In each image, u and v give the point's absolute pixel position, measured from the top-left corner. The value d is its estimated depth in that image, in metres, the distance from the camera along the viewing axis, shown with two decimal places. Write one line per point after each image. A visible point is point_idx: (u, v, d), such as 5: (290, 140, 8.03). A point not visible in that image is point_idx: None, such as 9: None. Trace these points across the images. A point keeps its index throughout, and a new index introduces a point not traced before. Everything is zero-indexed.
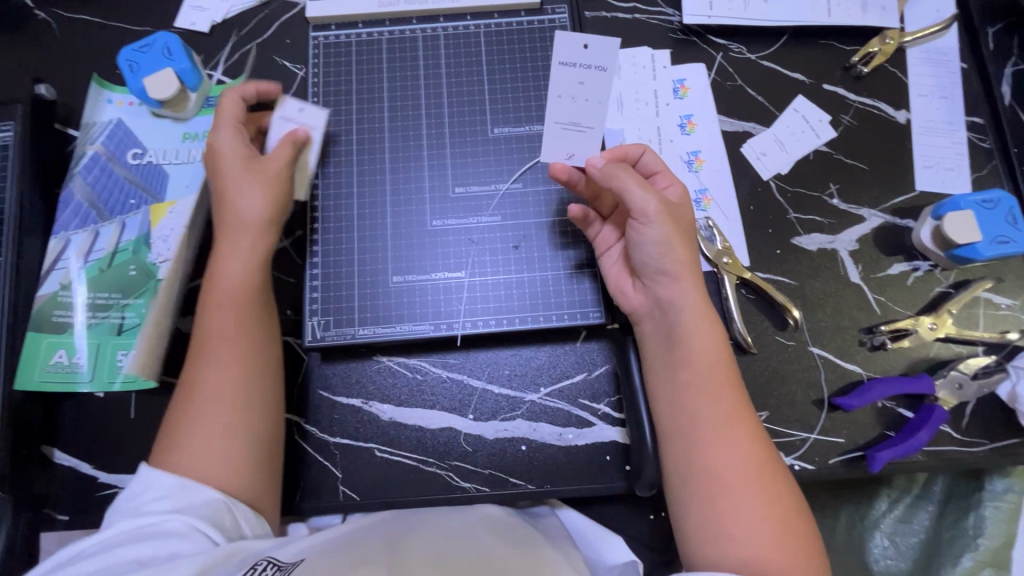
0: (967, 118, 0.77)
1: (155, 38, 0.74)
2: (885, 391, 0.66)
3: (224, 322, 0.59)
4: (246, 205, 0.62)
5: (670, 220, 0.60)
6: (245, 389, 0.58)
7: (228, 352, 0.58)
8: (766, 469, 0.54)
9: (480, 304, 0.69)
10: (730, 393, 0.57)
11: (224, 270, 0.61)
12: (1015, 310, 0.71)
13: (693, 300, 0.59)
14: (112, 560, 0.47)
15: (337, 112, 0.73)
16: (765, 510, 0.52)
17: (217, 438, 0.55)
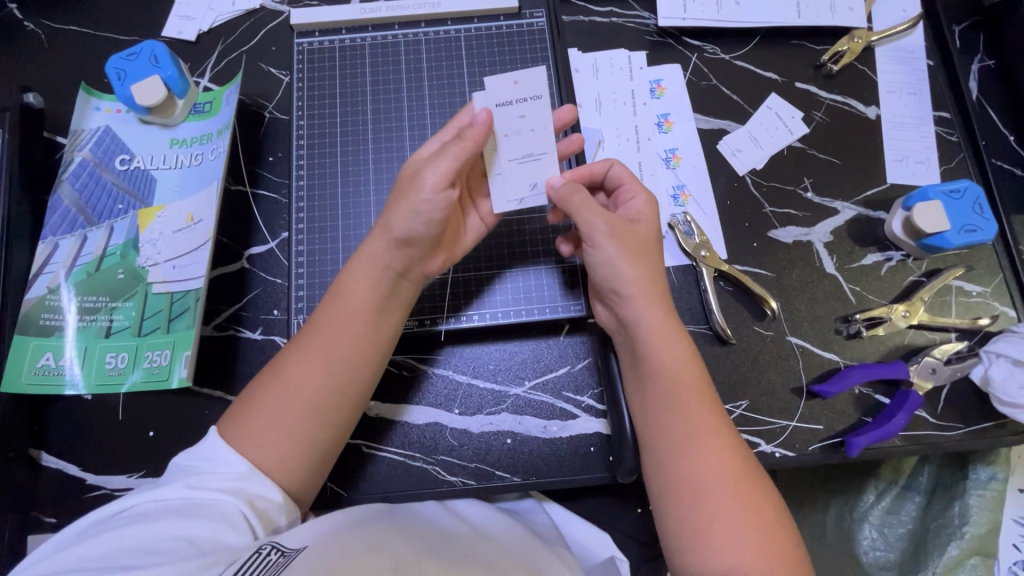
0: (935, 113, 0.79)
1: (142, 47, 0.75)
2: (862, 376, 0.67)
3: (343, 330, 0.59)
4: (404, 220, 0.58)
5: (620, 240, 0.60)
6: (331, 398, 0.58)
7: (333, 361, 0.58)
8: (750, 478, 0.54)
9: (464, 300, 0.71)
10: (701, 404, 0.57)
11: (353, 278, 0.61)
12: (986, 297, 0.73)
13: (650, 317, 0.59)
14: (161, 529, 0.47)
15: (321, 116, 0.75)
16: (749, 518, 0.52)
17: (285, 436, 0.55)
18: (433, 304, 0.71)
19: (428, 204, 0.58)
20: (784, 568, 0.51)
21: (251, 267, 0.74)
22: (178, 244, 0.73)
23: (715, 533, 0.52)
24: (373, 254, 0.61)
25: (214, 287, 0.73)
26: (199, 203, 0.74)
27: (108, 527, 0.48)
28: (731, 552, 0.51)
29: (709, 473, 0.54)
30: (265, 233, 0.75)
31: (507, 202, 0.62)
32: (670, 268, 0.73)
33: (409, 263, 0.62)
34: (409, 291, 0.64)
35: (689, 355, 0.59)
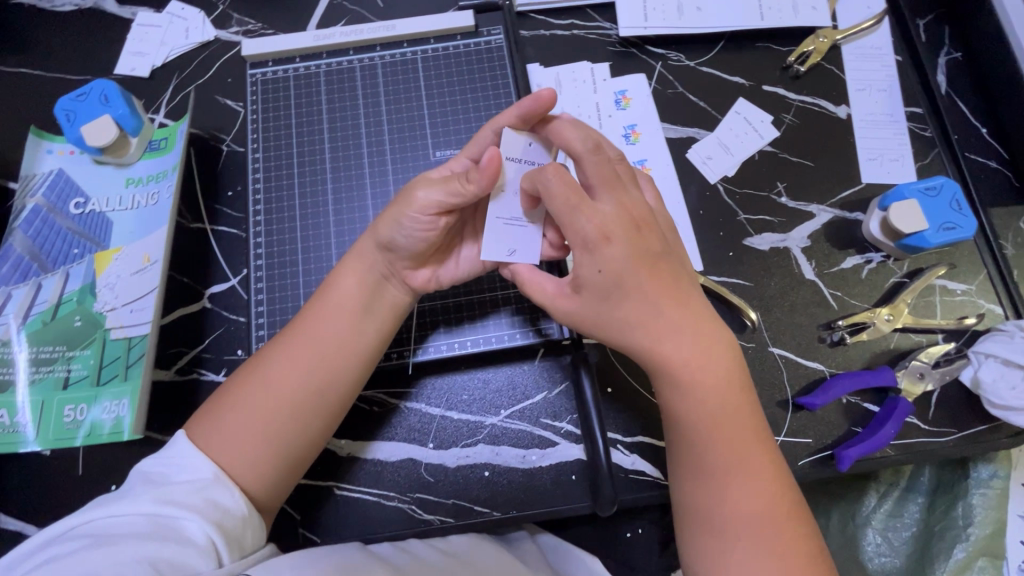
0: (906, 109, 0.78)
1: (91, 87, 0.73)
2: (847, 386, 0.65)
3: (327, 335, 0.57)
4: (393, 231, 0.57)
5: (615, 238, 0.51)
6: (308, 407, 0.55)
7: (313, 361, 0.56)
8: (764, 497, 0.52)
9: (432, 330, 0.68)
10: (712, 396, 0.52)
11: (339, 278, 0.59)
12: (971, 295, 0.70)
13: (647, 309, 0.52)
14: (119, 550, 0.43)
15: (277, 147, 0.73)
16: (760, 538, 0.50)
17: (256, 442, 0.53)
18: (409, 331, 0.68)
19: (421, 224, 0.55)
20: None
21: (213, 306, 0.72)
22: (136, 288, 0.71)
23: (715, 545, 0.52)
24: (362, 254, 0.59)
25: (175, 330, 0.71)
26: (157, 244, 0.72)
27: (65, 546, 0.44)
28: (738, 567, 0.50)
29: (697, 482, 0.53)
30: (227, 270, 0.73)
31: (500, 253, 0.58)
32: None
33: (393, 265, 0.60)
34: (398, 294, 0.61)
35: (685, 361, 0.52)
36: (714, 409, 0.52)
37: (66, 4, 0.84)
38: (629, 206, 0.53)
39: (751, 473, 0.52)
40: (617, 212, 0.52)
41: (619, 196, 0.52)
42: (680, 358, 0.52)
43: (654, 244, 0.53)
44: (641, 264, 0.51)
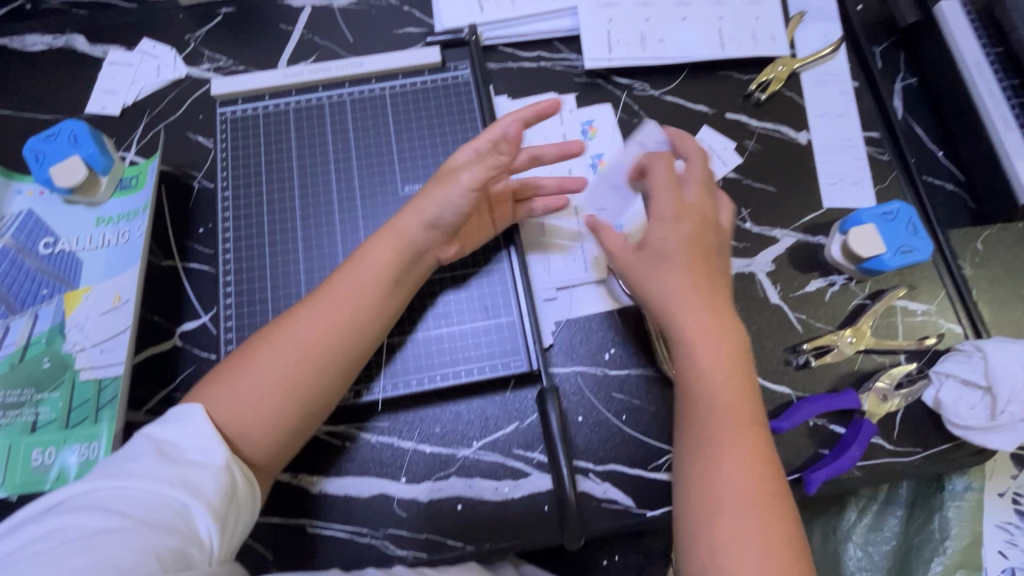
0: (864, 134, 0.80)
1: (61, 127, 0.74)
2: (813, 409, 0.66)
3: (353, 301, 0.60)
4: (434, 206, 0.63)
5: (691, 222, 0.61)
6: (326, 367, 0.58)
7: (338, 323, 0.59)
8: (757, 462, 0.53)
9: (402, 364, 0.68)
10: (724, 344, 0.57)
11: (372, 250, 0.63)
12: (931, 315, 0.72)
13: (698, 261, 0.60)
14: (127, 536, 0.44)
15: (246, 185, 0.74)
16: (746, 507, 0.51)
17: (272, 397, 0.56)
18: (390, 365, 0.68)
19: (461, 199, 0.62)
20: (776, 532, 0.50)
21: (184, 344, 0.72)
22: (106, 328, 0.71)
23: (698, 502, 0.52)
24: (399, 231, 0.63)
25: (145, 370, 0.71)
26: (127, 283, 0.72)
27: (78, 512, 0.45)
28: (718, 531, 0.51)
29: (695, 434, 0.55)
30: (198, 307, 0.73)
31: (591, 207, 0.75)
32: (614, 310, 0.72)
33: (431, 244, 0.65)
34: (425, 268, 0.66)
35: (708, 307, 0.58)
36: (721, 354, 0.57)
37: (38, 44, 0.85)
38: (706, 205, 0.62)
39: (743, 416, 0.55)
40: (696, 204, 0.62)
41: (704, 195, 0.63)
42: (708, 314, 0.58)
43: (712, 243, 0.61)
44: (696, 248, 0.60)
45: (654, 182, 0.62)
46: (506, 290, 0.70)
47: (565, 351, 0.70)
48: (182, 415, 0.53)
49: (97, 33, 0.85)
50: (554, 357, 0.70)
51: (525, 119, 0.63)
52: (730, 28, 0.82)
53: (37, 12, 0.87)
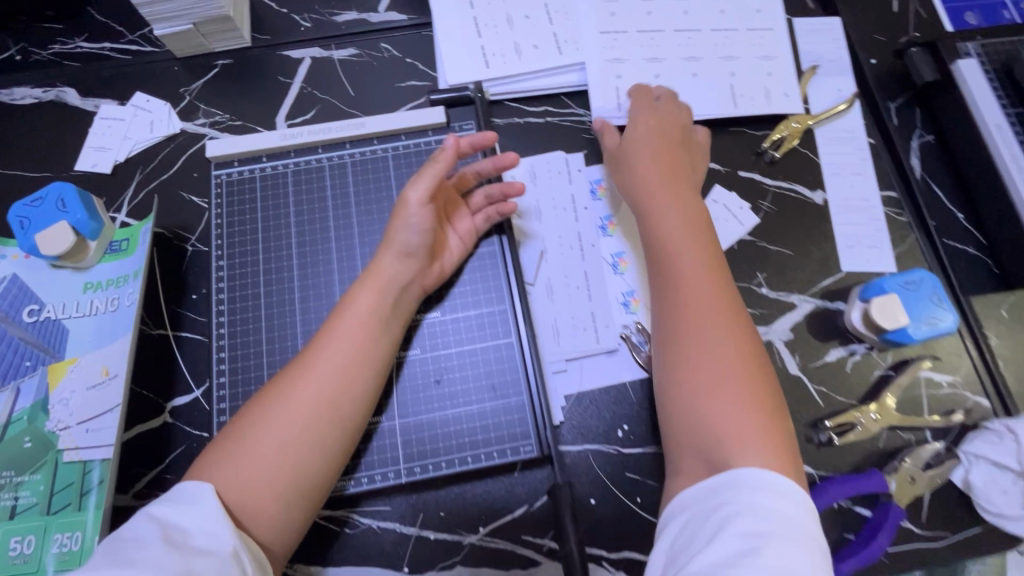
0: (882, 193, 0.78)
1: (47, 190, 0.71)
2: (838, 493, 0.62)
3: (345, 346, 0.59)
4: (400, 233, 0.62)
5: (655, 120, 0.72)
6: (327, 418, 0.57)
7: (334, 369, 0.58)
8: (720, 299, 0.56)
9: (405, 450, 0.63)
10: (677, 210, 0.63)
11: (355, 297, 0.61)
12: (957, 387, 0.69)
13: (655, 145, 0.69)
14: None
15: (241, 253, 0.71)
16: (711, 331, 0.55)
17: (275, 455, 0.54)
18: (393, 452, 0.63)
19: (418, 216, 0.62)
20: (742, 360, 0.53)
21: (175, 420, 0.68)
22: (93, 405, 0.67)
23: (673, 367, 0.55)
24: (382, 272, 0.62)
25: (132, 450, 0.67)
26: (116, 356, 0.69)
27: None
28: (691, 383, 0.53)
29: (662, 301, 0.59)
30: (190, 381, 0.69)
31: (593, 250, 0.74)
32: (627, 383, 0.69)
33: (414, 274, 0.64)
34: (412, 303, 0.65)
35: (669, 180, 0.66)
36: (674, 218, 0.63)
37: (28, 97, 0.82)
38: (675, 113, 0.74)
39: (702, 270, 0.58)
40: (664, 111, 0.73)
41: (670, 104, 0.74)
42: (666, 178, 0.67)
43: (676, 140, 0.71)
44: (659, 136, 0.71)
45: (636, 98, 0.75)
46: (514, 365, 0.66)
47: (576, 427, 0.67)
48: (191, 495, 0.51)
49: (89, 87, 0.83)
50: (564, 434, 0.67)
51: (463, 142, 0.65)
52: (742, 84, 0.80)
53: (27, 63, 0.84)
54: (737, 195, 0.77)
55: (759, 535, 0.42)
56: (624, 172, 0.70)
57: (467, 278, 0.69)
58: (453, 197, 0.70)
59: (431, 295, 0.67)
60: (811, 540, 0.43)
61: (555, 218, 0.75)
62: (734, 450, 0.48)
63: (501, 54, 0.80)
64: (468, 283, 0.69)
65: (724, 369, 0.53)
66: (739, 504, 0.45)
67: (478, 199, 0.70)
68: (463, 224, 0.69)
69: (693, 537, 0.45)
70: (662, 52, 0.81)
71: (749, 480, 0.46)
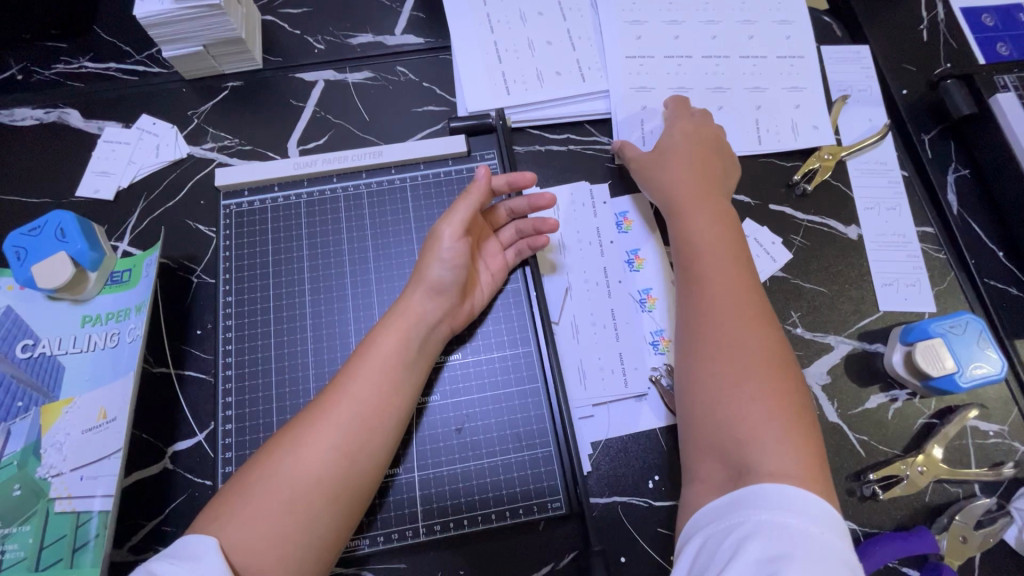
0: (918, 229, 0.75)
1: (47, 219, 0.67)
2: (886, 555, 0.58)
3: (369, 387, 0.55)
4: (431, 270, 0.60)
5: (685, 129, 0.71)
6: (349, 465, 0.53)
7: (353, 413, 0.54)
8: (748, 309, 0.56)
9: (424, 505, 0.59)
10: (704, 218, 0.63)
11: (381, 336, 0.58)
12: (1005, 437, 0.65)
13: (683, 153, 0.69)
14: None
15: (251, 288, 0.67)
16: (740, 341, 0.54)
17: (289, 503, 0.49)
18: (411, 508, 0.58)
19: (451, 251, 0.60)
20: (772, 370, 0.52)
21: (176, 467, 0.64)
22: (90, 449, 0.63)
23: (699, 367, 0.55)
24: (409, 312, 0.59)
25: (129, 500, 0.62)
26: (115, 396, 0.65)
27: None
28: (715, 382, 0.53)
29: (690, 305, 0.59)
30: (192, 423, 0.65)
31: (621, 287, 0.70)
32: (657, 430, 0.65)
33: (444, 312, 0.61)
34: (438, 344, 0.62)
35: (698, 189, 0.66)
36: (701, 227, 0.63)
37: (28, 118, 0.79)
38: (708, 124, 0.72)
39: (729, 278, 0.58)
40: (696, 121, 0.72)
41: (703, 116, 0.73)
42: (692, 184, 0.66)
43: (709, 149, 0.70)
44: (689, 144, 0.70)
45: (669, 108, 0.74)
46: (540, 410, 0.62)
47: (605, 478, 0.63)
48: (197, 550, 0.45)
49: (93, 108, 0.79)
50: (592, 485, 0.63)
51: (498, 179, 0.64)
52: (768, 119, 0.78)
53: (28, 83, 0.81)
54: (768, 230, 0.74)
55: (773, 556, 0.40)
56: (654, 170, 0.69)
57: (490, 318, 0.66)
58: (486, 232, 0.67)
59: (455, 336, 0.64)
60: (841, 566, 0.40)
61: (581, 253, 0.71)
62: (758, 452, 0.48)
63: (523, 80, 0.78)
64: (491, 323, 0.66)
65: (750, 369, 0.52)
66: (753, 526, 0.43)
67: (510, 233, 0.68)
68: (494, 260, 0.66)
69: (706, 561, 0.43)
70: (688, 81, 0.79)
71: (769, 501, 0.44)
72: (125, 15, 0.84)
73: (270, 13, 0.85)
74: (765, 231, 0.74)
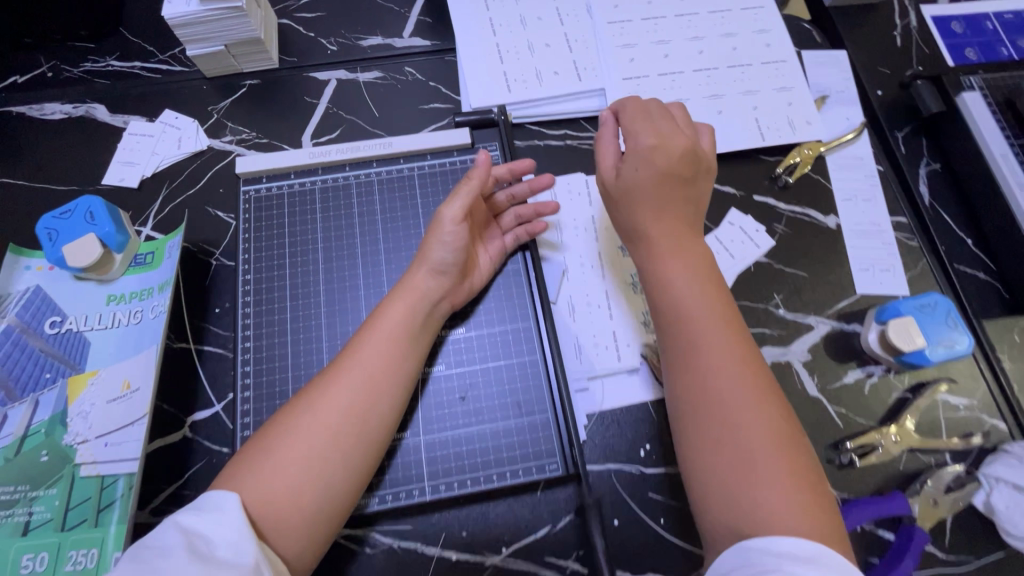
0: (893, 219, 0.80)
1: (77, 204, 0.72)
2: (860, 516, 0.62)
3: (376, 356, 0.59)
4: (433, 250, 0.64)
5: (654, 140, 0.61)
6: (360, 429, 0.56)
7: (352, 393, 0.57)
8: (743, 375, 0.51)
9: (428, 468, 0.62)
10: (692, 271, 0.57)
11: (388, 308, 0.62)
12: (974, 410, 0.70)
13: (654, 180, 0.60)
14: None
15: (268, 267, 0.71)
16: (741, 416, 0.49)
17: (306, 460, 0.53)
18: (418, 468, 0.62)
19: (452, 234, 0.64)
20: (779, 447, 0.47)
21: (195, 435, 0.67)
22: (114, 418, 0.66)
23: (704, 451, 0.49)
24: (414, 288, 0.63)
25: (151, 465, 0.66)
26: (138, 368, 0.68)
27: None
28: (709, 444, 0.49)
29: (685, 377, 0.53)
30: (211, 395, 0.69)
31: (615, 269, 0.75)
32: (648, 401, 0.69)
33: (445, 291, 0.65)
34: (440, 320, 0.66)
35: (679, 239, 0.59)
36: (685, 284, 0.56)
37: (57, 113, 0.84)
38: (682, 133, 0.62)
39: (720, 344, 0.52)
40: (665, 128, 0.62)
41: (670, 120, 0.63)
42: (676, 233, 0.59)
43: (684, 171, 0.61)
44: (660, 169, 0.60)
45: (629, 110, 0.64)
46: (539, 380, 0.66)
47: (599, 446, 0.67)
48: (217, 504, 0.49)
49: (118, 103, 0.84)
50: (588, 453, 0.67)
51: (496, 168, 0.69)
52: (766, 117, 0.83)
53: (58, 80, 0.86)
54: (752, 219, 0.79)
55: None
56: (626, 204, 0.61)
57: (491, 297, 0.70)
58: (486, 218, 0.72)
59: (458, 311, 0.68)
60: None
61: (578, 238, 0.76)
62: (759, 485, 0.46)
63: (524, 79, 0.83)
64: (492, 301, 0.70)
65: (749, 438, 0.48)
66: None
67: (509, 220, 0.73)
68: (494, 244, 0.71)
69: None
70: (685, 93, 0.83)
71: (788, 572, 0.41)
72: (150, 19, 0.90)
73: (286, 16, 0.90)
74: (749, 219, 0.79)
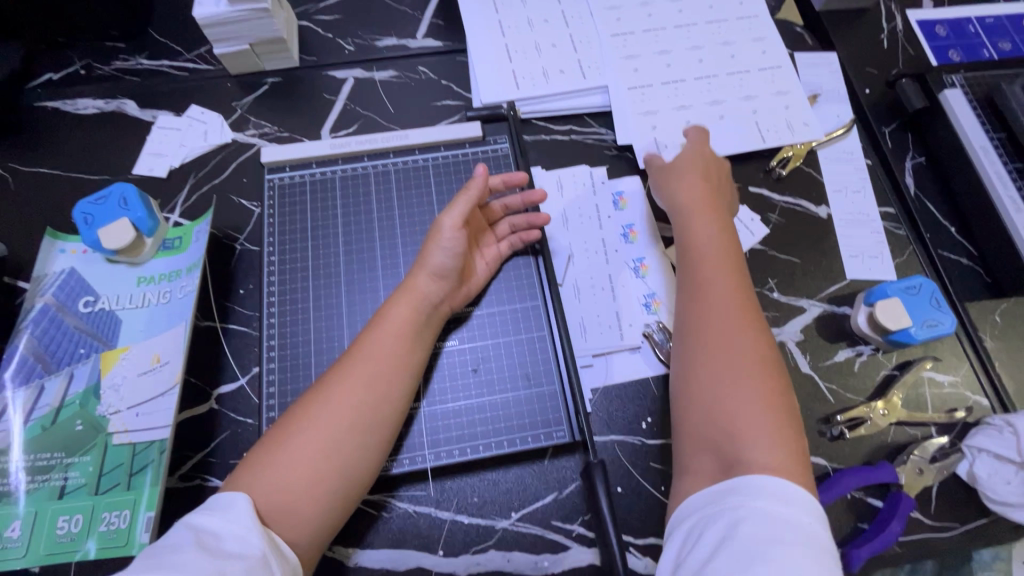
0: (881, 209, 0.84)
1: (111, 191, 0.76)
2: (850, 483, 0.66)
3: (383, 352, 0.61)
4: (434, 255, 0.66)
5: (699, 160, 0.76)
6: (367, 422, 0.58)
7: (363, 392, 0.59)
8: (743, 331, 0.60)
9: (443, 435, 0.66)
10: (711, 246, 0.68)
11: (391, 309, 0.64)
12: (958, 386, 0.74)
13: (688, 183, 0.74)
14: None
15: (292, 249, 0.76)
16: (734, 361, 0.58)
17: (317, 453, 0.55)
18: (432, 434, 0.66)
19: (451, 241, 0.67)
20: (764, 390, 0.57)
21: (221, 407, 0.72)
22: (144, 391, 0.70)
23: (704, 385, 0.59)
24: (415, 288, 0.65)
25: (179, 434, 0.70)
26: (167, 345, 0.72)
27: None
28: (708, 381, 0.58)
29: (692, 326, 0.63)
30: (236, 370, 0.73)
31: (618, 252, 0.79)
32: (650, 377, 0.73)
33: (444, 293, 0.68)
34: (441, 319, 0.69)
35: (701, 221, 0.70)
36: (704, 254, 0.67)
37: (90, 107, 0.89)
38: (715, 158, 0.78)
39: (728, 305, 0.62)
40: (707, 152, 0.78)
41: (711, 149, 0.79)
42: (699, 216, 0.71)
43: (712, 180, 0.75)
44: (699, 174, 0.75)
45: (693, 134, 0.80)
46: (546, 356, 0.70)
47: (603, 419, 0.71)
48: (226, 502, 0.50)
49: (147, 99, 0.89)
50: (593, 425, 0.70)
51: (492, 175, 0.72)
52: (766, 122, 0.87)
53: (90, 77, 0.91)
54: (747, 208, 0.83)
55: (754, 562, 0.44)
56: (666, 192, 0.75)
57: (501, 279, 0.75)
58: (483, 225, 0.75)
59: (455, 316, 0.71)
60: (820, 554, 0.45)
61: (583, 225, 0.81)
62: (749, 453, 0.52)
63: (531, 77, 0.88)
64: (502, 283, 0.74)
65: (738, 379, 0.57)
66: (746, 512, 0.48)
67: (505, 227, 0.76)
68: (490, 250, 0.74)
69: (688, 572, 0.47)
70: (684, 90, 0.89)
71: (744, 506, 0.48)
72: (178, 21, 0.95)
73: (306, 19, 0.95)
74: (744, 208, 0.83)
